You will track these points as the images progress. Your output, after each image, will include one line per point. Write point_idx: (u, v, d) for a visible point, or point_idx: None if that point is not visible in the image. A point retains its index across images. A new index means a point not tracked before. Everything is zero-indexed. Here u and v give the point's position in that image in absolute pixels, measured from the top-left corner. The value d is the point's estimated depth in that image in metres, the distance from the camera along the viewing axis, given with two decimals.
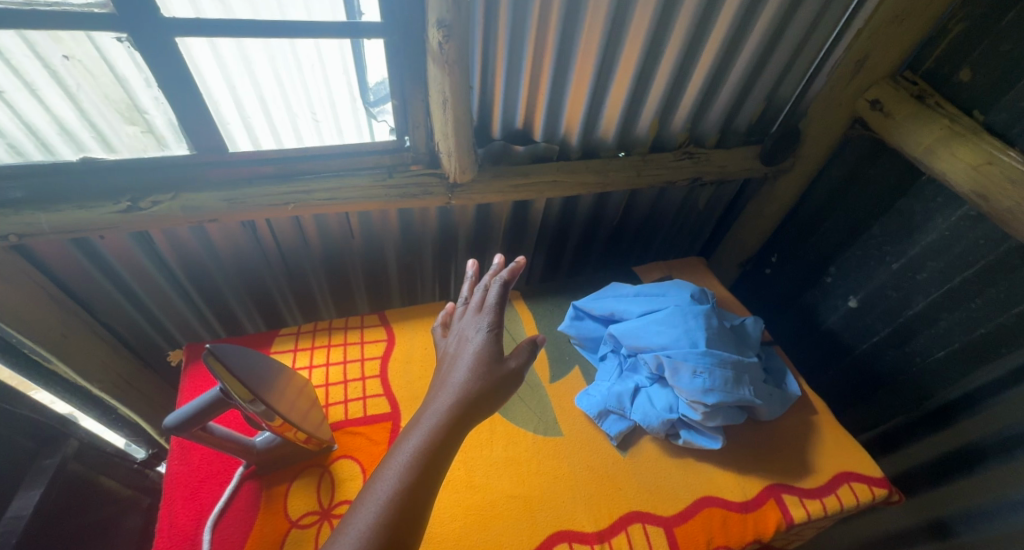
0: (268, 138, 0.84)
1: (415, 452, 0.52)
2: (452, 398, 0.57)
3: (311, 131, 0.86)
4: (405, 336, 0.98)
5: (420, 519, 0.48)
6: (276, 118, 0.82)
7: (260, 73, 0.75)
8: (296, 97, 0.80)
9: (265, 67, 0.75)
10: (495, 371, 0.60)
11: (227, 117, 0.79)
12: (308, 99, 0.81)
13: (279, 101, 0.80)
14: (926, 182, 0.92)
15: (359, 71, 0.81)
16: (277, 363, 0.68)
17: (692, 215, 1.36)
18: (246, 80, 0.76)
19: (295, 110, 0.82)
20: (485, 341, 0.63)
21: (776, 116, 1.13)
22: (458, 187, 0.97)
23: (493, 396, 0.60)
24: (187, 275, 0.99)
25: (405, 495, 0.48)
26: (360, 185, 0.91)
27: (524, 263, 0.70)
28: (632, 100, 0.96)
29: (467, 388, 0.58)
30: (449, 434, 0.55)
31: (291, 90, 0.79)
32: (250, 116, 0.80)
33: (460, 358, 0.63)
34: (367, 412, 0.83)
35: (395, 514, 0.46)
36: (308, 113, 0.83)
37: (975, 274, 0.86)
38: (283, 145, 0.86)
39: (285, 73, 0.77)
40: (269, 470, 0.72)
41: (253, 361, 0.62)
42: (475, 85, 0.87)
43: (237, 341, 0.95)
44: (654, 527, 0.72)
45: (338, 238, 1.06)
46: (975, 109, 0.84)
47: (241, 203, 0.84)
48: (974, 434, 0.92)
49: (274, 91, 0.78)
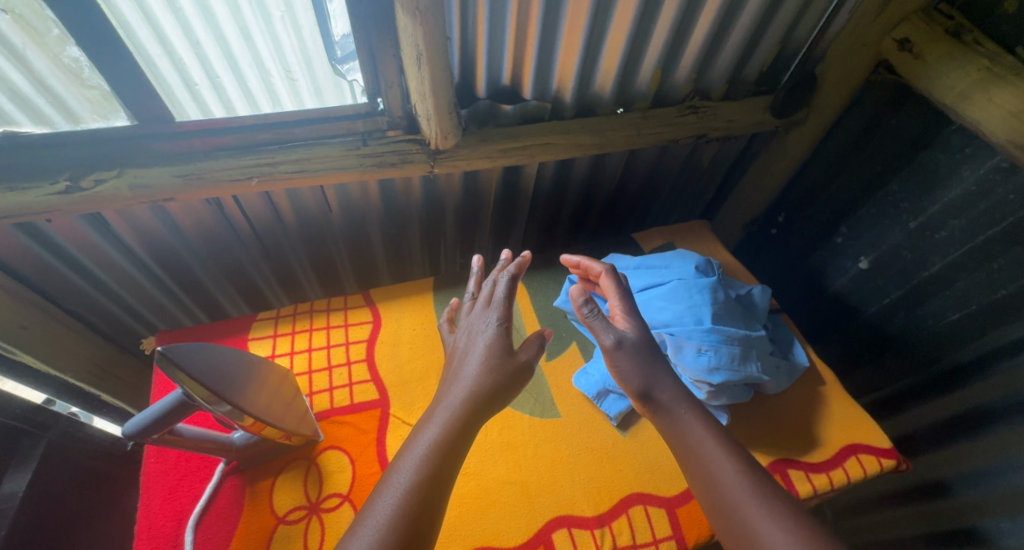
0: (242, 102, 0.75)
1: (429, 445, 0.49)
2: (465, 392, 0.55)
3: (286, 91, 0.76)
4: (391, 318, 0.93)
5: (438, 509, 0.45)
6: (248, 77, 0.72)
7: (223, 26, 0.63)
8: (267, 53, 0.69)
9: (228, 21, 0.63)
10: (506, 364, 0.58)
11: (193, 79, 0.70)
12: (278, 56, 0.70)
13: (247, 58, 0.68)
14: (954, 132, 0.82)
15: (320, 22, 0.69)
16: (252, 360, 0.64)
17: (695, 176, 1.28)
18: (207, 34, 0.64)
19: (266, 68, 0.71)
20: (496, 335, 0.61)
21: (789, 63, 1.02)
22: (440, 154, 0.88)
23: (506, 391, 0.57)
24: (153, 257, 0.92)
25: (422, 486, 0.45)
26: (331, 154, 0.82)
27: (527, 257, 0.68)
28: (630, 48, 0.85)
29: (479, 382, 0.56)
30: (463, 429, 0.52)
31: (263, 45, 0.68)
32: (218, 76, 0.70)
33: (470, 353, 0.60)
34: (354, 400, 0.79)
35: (413, 502, 0.43)
36: (281, 70, 0.72)
37: (999, 233, 0.79)
38: (259, 111, 0.77)
39: (253, 24, 0.65)
40: (252, 465, 0.69)
41: (218, 359, 0.56)
42: (453, 36, 0.77)
43: (214, 327, 0.89)
44: (655, 508, 0.70)
45: (315, 213, 0.98)
46: (1019, 45, 0.74)
47: (197, 179, 0.76)
48: (983, 397, 0.89)
49: (240, 46, 0.66)
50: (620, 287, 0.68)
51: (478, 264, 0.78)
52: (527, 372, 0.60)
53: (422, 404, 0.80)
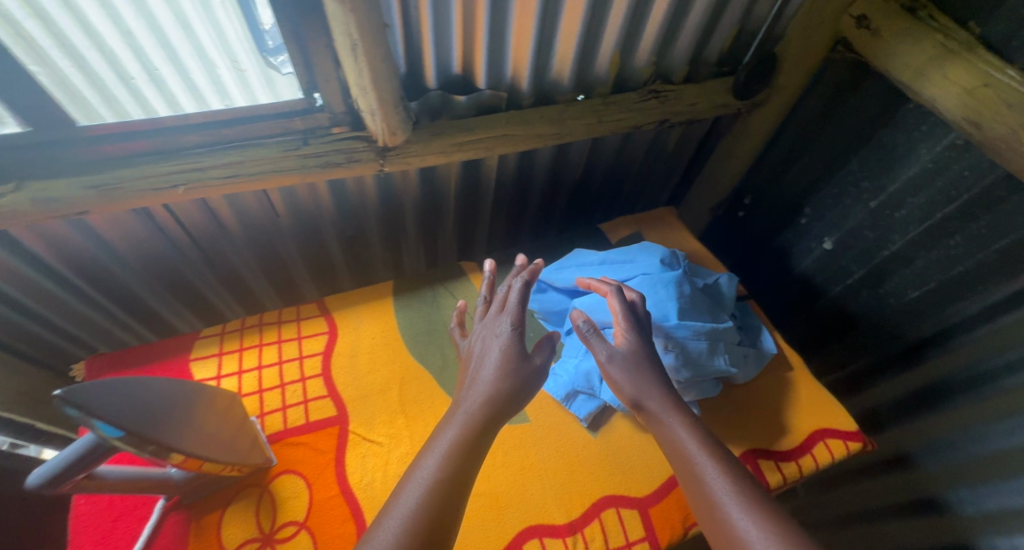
0: (186, 94, 0.67)
1: (451, 445, 0.51)
2: (483, 395, 0.56)
3: (235, 83, 0.69)
4: (349, 327, 0.88)
5: (454, 515, 0.46)
6: (193, 70, 0.64)
7: (158, 11, 0.56)
8: (210, 41, 0.62)
9: (162, 7, 0.56)
10: (522, 368, 0.59)
11: (128, 72, 0.62)
12: (221, 46, 0.64)
13: (188, 48, 0.61)
14: (911, 110, 0.82)
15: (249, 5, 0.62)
16: (176, 388, 0.57)
17: (661, 162, 1.25)
18: (140, 23, 0.56)
19: (209, 58, 0.64)
20: (511, 339, 0.60)
21: (750, 43, 1.00)
22: (390, 151, 0.83)
23: (522, 393, 0.58)
24: (80, 274, 0.84)
25: (445, 484, 0.47)
26: (267, 156, 0.75)
27: (539, 265, 0.68)
28: (586, 32, 0.81)
29: (495, 386, 0.57)
30: (483, 429, 0.54)
31: (204, 35, 0.61)
32: (156, 68, 0.62)
33: (486, 357, 0.61)
34: (309, 418, 0.75)
35: (430, 508, 0.44)
36: (227, 61, 0.66)
37: (955, 210, 0.80)
38: (206, 107, 0.70)
39: (190, 11, 0.58)
40: (196, 497, 0.64)
41: (132, 393, 0.49)
42: (393, 23, 0.71)
43: (151, 348, 0.83)
44: (627, 510, 0.69)
45: (260, 219, 0.91)
46: (972, 20, 0.71)
47: (113, 190, 0.69)
48: (942, 372, 0.91)
49: (178, 36, 0.59)
50: (627, 310, 0.66)
51: (489, 268, 0.74)
52: (540, 376, 0.60)
53: (384, 418, 0.76)
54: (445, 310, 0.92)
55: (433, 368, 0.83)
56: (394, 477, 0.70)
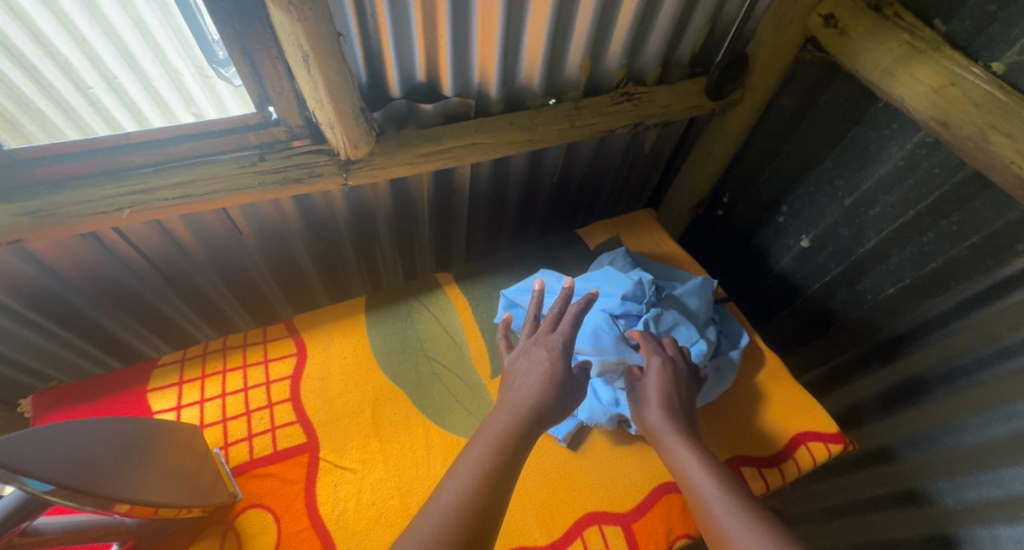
0: (150, 103, 0.65)
1: (500, 434, 0.54)
2: (530, 393, 0.59)
3: (200, 89, 0.67)
4: (319, 348, 0.84)
5: (502, 503, 0.48)
6: (155, 76, 0.62)
7: (113, 16, 0.54)
8: (171, 46, 0.60)
9: (117, 13, 0.54)
10: (566, 382, 0.61)
11: (86, 81, 0.59)
12: (183, 50, 0.61)
13: (148, 55, 0.59)
14: (881, 108, 0.81)
15: (193, 11, 0.57)
16: (114, 429, 0.53)
17: (638, 163, 1.24)
18: (93, 29, 0.54)
19: (172, 64, 0.62)
20: (559, 355, 0.62)
21: (721, 42, 0.99)
22: (354, 164, 0.80)
23: (565, 401, 0.61)
24: (29, 304, 0.80)
25: (495, 472, 0.50)
26: (221, 174, 0.72)
27: (597, 295, 0.67)
28: (554, 36, 0.79)
29: (543, 390, 0.59)
30: (531, 426, 0.56)
31: (165, 40, 0.59)
32: (116, 77, 0.60)
33: (532, 364, 0.62)
34: (277, 447, 0.72)
35: (475, 503, 0.46)
36: (192, 66, 0.63)
37: (928, 207, 0.80)
38: (175, 120, 0.68)
39: (148, 16, 0.56)
40: (154, 540, 0.60)
41: (59, 444, 0.45)
42: (348, 32, 0.68)
43: (106, 379, 0.79)
44: (611, 527, 0.67)
45: (223, 238, 0.87)
46: (936, 18, 0.70)
47: (50, 217, 0.65)
48: (916, 368, 0.91)
49: (137, 42, 0.57)
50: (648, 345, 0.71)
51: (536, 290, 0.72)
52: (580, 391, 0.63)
53: (357, 442, 0.73)
54: (420, 326, 0.89)
55: (406, 388, 0.80)
56: (367, 505, 0.67)
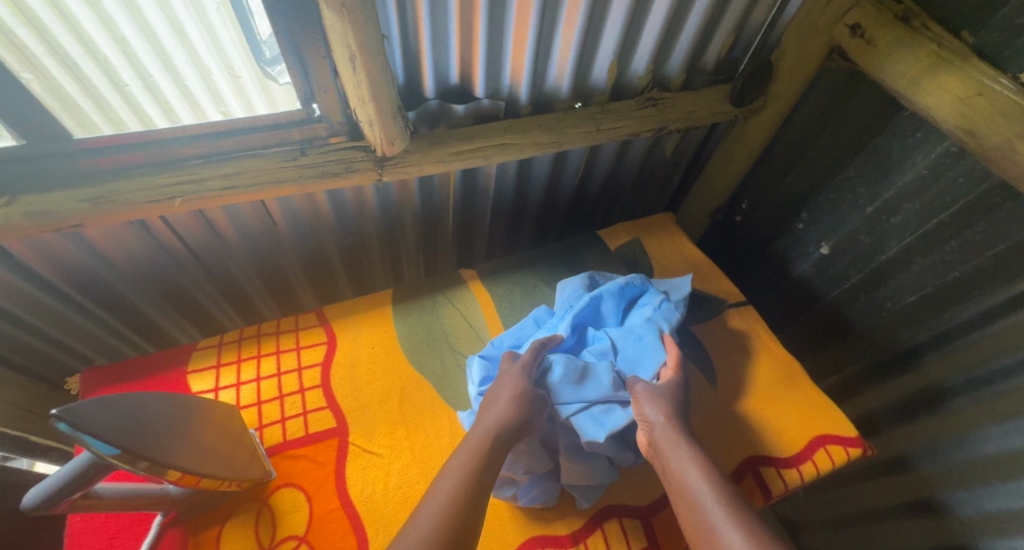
0: (182, 102, 0.69)
1: (476, 446, 0.58)
2: (501, 407, 0.63)
3: (230, 89, 0.71)
4: (348, 337, 0.87)
5: (480, 513, 0.53)
6: (187, 75, 0.66)
7: (153, 17, 0.58)
8: (204, 48, 0.64)
9: (156, 16, 0.58)
10: (531, 393, 0.66)
11: (122, 79, 0.63)
12: (216, 50, 0.65)
13: (183, 55, 0.63)
14: (906, 117, 0.82)
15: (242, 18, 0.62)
16: (173, 403, 0.57)
17: (658, 168, 1.26)
18: (134, 30, 0.58)
19: (205, 65, 0.66)
20: (520, 372, 0.68)
21: (746, 49, 1.01)
22: (388, 161, 0.83)
23: (534, 412, 0.65)
24: (80, 288, 0.85)
25: (473, 484, 0.54)
26: (265, 167, 0.75)
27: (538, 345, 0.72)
28: (584, 42, 0.81)
29: (513, 405, 0.63)
30: (508, 437, 0.61)
31: (198, 41, 0.63)
32: (151, 76, 0.64)
33: (504, 381, 0.68)
34: (309, 430, 0.75)
35: (453, 514, 0.50)
36: (222, 66, 0.67)
37: (951, 216, 0.80)
38: (204, 118, 0.71)
39: (185, 18, 0.60)
40: (195, 512, 0.63)
41: (120, 409, 0.49)
42: (391, 35, 0.71)
43: (146, 359, 0.83)
44: (631, 520, 0.69)
45: (259, 230, 0.91)
46: (964, 29, 0.72)
47: (108, 203, 0.69)
48: (935, 377, 0.91)
49: (173, 43, 0.62)
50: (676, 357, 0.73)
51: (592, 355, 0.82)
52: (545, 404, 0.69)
53: (384, 429, 0.76)
54: (444, 319, 0.92)
55: (432, 379, 0.83)
56: (395, 489, 0.69)
